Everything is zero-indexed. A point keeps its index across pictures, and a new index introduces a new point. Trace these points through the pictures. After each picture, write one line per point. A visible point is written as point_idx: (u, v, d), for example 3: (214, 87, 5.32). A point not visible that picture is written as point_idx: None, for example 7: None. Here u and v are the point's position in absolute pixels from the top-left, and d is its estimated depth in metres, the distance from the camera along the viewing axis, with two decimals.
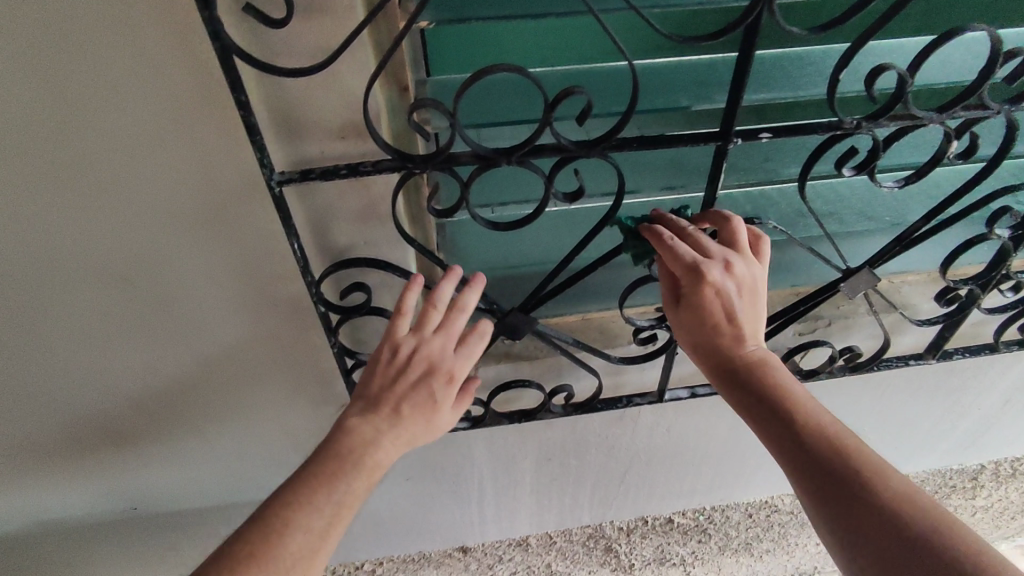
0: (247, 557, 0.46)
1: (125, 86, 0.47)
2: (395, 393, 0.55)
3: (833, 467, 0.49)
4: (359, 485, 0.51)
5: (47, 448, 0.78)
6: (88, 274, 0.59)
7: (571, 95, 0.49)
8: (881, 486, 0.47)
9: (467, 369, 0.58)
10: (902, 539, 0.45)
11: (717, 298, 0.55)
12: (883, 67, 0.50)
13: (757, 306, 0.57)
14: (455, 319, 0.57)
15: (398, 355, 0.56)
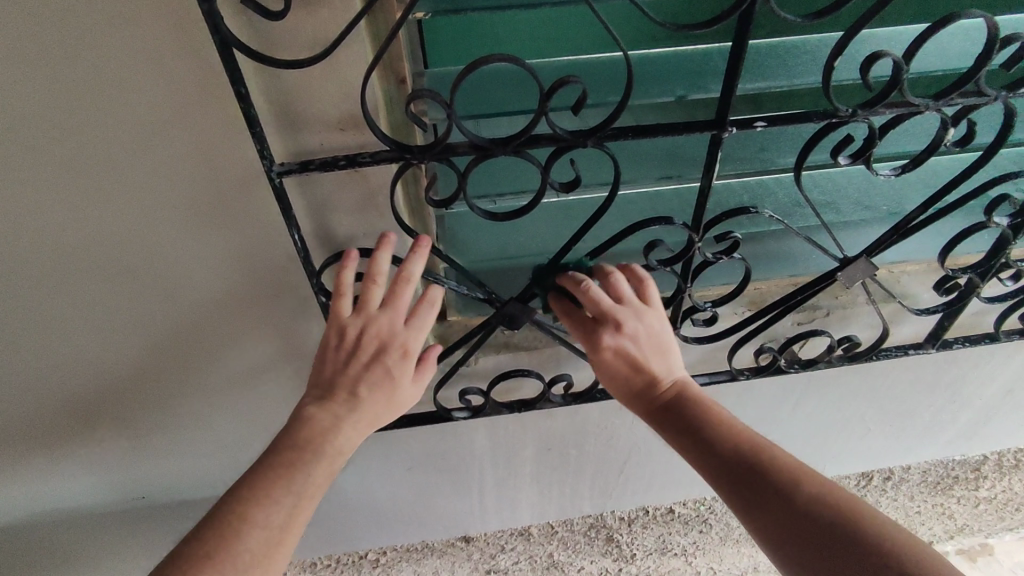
0: (212, 545, 0.50)
1: (128, 79, 0.48)
2: (349, 376, 0.58)
3: (754, 484, 0.55)
4: (319, 473, 0.55)
5: (57, 439, 0.80)
6: (94, 265, 0.60)
7: (566, 84, 0.50)
8: (797, 494, 0.54)
9: (421, 341, 0.60)
10: (821, 540, 0.51)
11: (617, 354, 0.64)
12: (878, 54, 0.50)
13: (662, 342, 0.65)
14: (400, 294, 0.58)
15: (347, 338, 0.58)
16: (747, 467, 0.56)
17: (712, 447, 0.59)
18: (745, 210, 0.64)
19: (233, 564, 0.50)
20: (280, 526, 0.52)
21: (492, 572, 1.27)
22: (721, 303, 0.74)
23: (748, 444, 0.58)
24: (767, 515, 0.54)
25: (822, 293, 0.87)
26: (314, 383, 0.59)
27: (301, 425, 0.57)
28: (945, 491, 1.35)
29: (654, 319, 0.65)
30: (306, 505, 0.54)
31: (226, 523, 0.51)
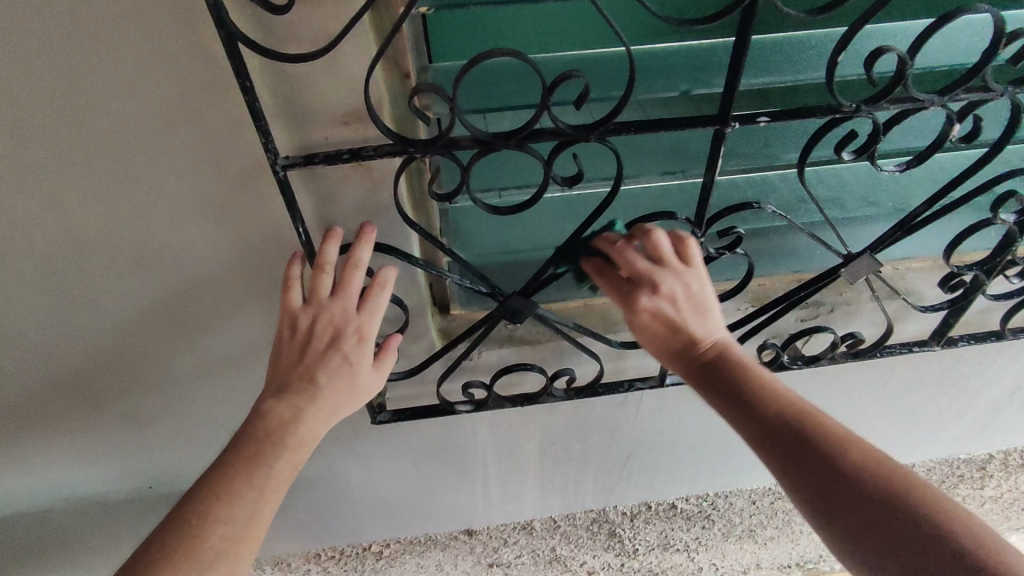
0: (182, 532, 0.51)
1: (137, 73, 0.49)
2: (305, 364, 0.58)
3: (803, 455, 0.53)
4: (281, 465, 0.56)
5: (69, 426, 0.81)
6: (103, 257, 0.61)
7: (568, 79, 0.51)
8: (843, 463, 0.52)
9: (377, 324, 0.60)
10: (872, 514, 0.50)
11: (654, 316, 0.62)
12: (882, 49, 0.50)
13: (703, 302, 0.62)
14: (347, 278, 0.58)
15: (301, 325, 0.58)
16: (798, 438, 0.54)
17: (759, 414, 0.56)
18: (748, 205, 0.64)
19: (198, 556, 0.50)
20: (243, 522, 0.52)
21: (495, 565, 1.27)
22: (725, 298, 0.74)
23: (799, 413, 0.55)
24: (817, 489, 0.52)
25: (827, 289, 0.86)
26: (277, 375, 0.59)
27: (255, 424, 0.57)
28: (951, 491, 1.34)
29: (695, 279, 0.61)
30: (269, 499, 0.54)
31: (181, 525, 0.51)
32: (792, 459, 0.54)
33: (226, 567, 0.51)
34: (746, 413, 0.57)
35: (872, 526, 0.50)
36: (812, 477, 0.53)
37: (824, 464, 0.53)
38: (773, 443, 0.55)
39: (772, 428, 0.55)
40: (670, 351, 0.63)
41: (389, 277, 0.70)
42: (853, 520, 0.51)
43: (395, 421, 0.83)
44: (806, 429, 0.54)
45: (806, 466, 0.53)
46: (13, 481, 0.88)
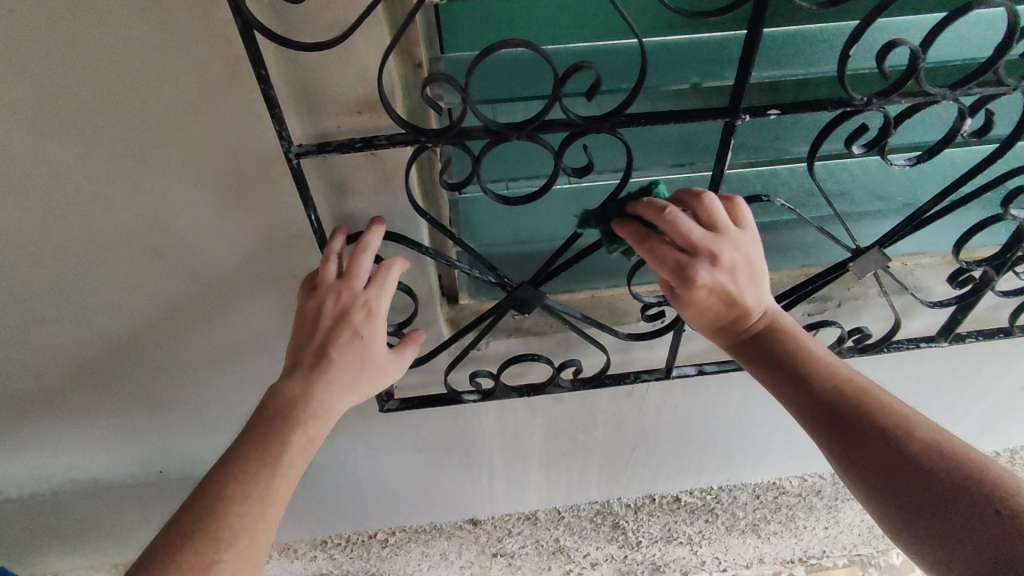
0: (209, 512, 0.52)
1: (153, 61, 0.50)
2: (315, 344, 0.59)
3: (859, 421, 0.57)
4: (294, 448, 0.57)
5: (83, 409, 0.83)
6: (119, 242, 0.62)
7: (580, 70, 0.51)
8: (896, 430, 0.55)
9: (386, 298, 0.61)
10: (929, 478, 0.53)
11: (710, 291, 0.59)
12: (893, 44, 0.50)
13: (756, 274, 0.61)
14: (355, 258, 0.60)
15: (310, 307, 0.60)
16: (855, 413, 0.57)
17: (815, 391, 0.59)
18: (758, 198, 0.65)
19: (222, 536, 0.51)
20: (260, 499, 0.53)
21: (499, 554, 1.30)
22: None
23: (852, 388, 0.58)
24: (876, 462, 0.55)
25: (834, 284, 0.86)
26: (291, 358, 0.61)
27: (267, 404, 0.58)
28: None
29: (751, 249, 0.60)
30: (284, 475, 0.56)
31: (199, 506, 0.52)
32: (851, 434, 0.57)
33: (246, 545, 0.52)
34: (804, 389, 0.59)
35: (932, 498, 0.53)
36: (872, 453, 0.56)
37: (883, 440, 0.55)
38: (831, 419, 0.58)
39: (831, 403, 0.58)
40: (723, 328, 0.64)
41: (399, 266, 0.71)
42: (913, 492, 0.54)
43: (403, 410, 0.84)
44: (862, 404, 0.57)
45: (865, 441, 0.56)
46: (28, 462, 0.90)
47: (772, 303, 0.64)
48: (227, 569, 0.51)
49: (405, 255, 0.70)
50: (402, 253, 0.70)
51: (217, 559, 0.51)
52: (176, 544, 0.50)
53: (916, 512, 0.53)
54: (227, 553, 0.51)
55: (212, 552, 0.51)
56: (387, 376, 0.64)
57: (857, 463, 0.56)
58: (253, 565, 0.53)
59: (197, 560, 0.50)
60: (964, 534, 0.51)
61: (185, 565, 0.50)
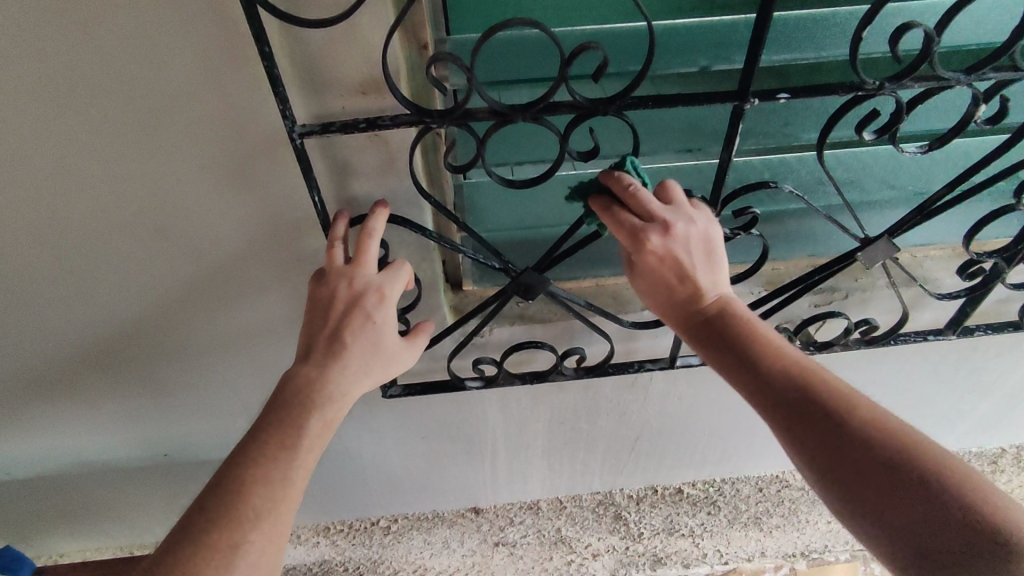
0: (230, 492, 0.52)
1: (158, 38, 0.49)
2: (328, 328, 0.59)
3: (812, 409, 0.54)
4: (312, 431, 0.57)
5: (88, 391, 0.83)
6: (124, 223, 0.62)
7: (587, 50, 0.50)
8: (848, 419, 0.53)
9: (398, 286, 0.61)
10: (882, 472, 0.50)
11: (663, 261, 0.59)
12: (907, 26, 0.49)
13: (711, 253, 0.61)
14: (364, 244, 0.60)
15: (322, 293, 0.60)
16: (810, 401, 0.54)
17: (766, 375, 0.56)
18: (765, 185, 0.64)
19: (239, 519, 0.51)
20: (282, 480, 0.54)
21: (501, 544, 1.30)
22: (738, 280, 0.74)
23: (806, 376, 0.56)
24: (835, 457, 0.52)
25: (841, 275, 0.86)
26: (304, 344, 0.61)
27: (283, 387, 0.58)
28: None
29: (707, 227, 0.60)
30: (304, 457, 0.56)
31: (225, 488, 0.52)
32: (810, 426, 0.53)
33: (271, 526, 0.52)
34: (757, 376, 0.56)
35: (894, 497, 0.50)
36: (830, 446, 0.52)
37: (842, 433, 0.52)
38: (787, 408, 0.55)
39: (786, 391, 0.55)
40: (677, 309, 0.61)
41: (403, 251, 0.71)
42: (875, 489, 0.50)
43: (406, 396, 0.84)
44: (818, 391, 0.54)
45: (824, 433, 0.53)
46: (35, 444, 0.91)
47: (728, 287, 0.62)
48: (253, 550, 0.51)
49: (409, 240, 0.69)
50: (407, 238, 0.69)
51: (244, 540, 0.51)
52: (201, 524, 0.51)
53: (877, 511, 0.50)
54: (253, 533, 0.51)
55: (236, 533, 0.51)
56: (398, 366, 0.64)
57: (816, 456, 0.53)
58: (278, 546, 0.53)
59: (224, 542, 0.50)
60: (922, 535, 0.49)
61: (211, 548, 0.50)
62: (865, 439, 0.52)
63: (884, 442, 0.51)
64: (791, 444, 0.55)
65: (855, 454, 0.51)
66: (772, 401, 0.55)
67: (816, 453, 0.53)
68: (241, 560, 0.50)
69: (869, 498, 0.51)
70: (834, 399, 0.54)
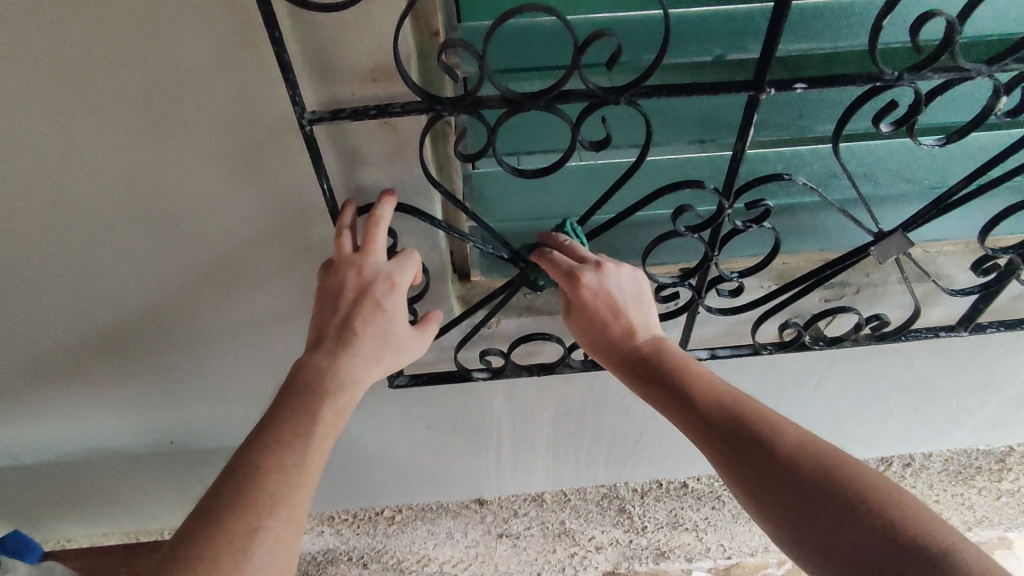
0: (244, 479, 0.52)
1: (167, 21, 0.49)
2: (338, 317, 0.59)
3: (738, 435, 0.58)
4: (325, 419, 0.57)
5: (95, 377, 0.83)
6: (132, 209, 0.62)
7: (601, 37, 0.50)
8: (771, 443, 0.57)
9: (408, 274, 0.61)
10: (805, 490, 0.54)
11: (597, 298, 0.65)
12: (929, 15, 0.48)
13: (638, 294, 0.67)
14: (372, 232, 0.59)
15: (331, 283, 0.59)
16: (737, 428, 0.59)
17: (695, 404, 0.61)
18: (778, 176, 0.63)
19: (254, 506, 0.51)
20: (296, 467, 0.54)
21: (504, 535, 1.30)
22: (749, 273, 0.73)
23: (734, 403, 0.60)
24: (765, 480, 0.56)
25: (852, 269, 0.84)
26: (313, 333, 0.60)
27: (294, 377, 0.58)
28: (967, 481, 1.32)
29: (634, 273, 0.67)
30: (319, 446, 0.56)
31: (240, 475, 0.52)
32: (737, 452, 0.58)
33: (287, 513, 0.52)
34: (686, 406, 0.61)
35: (824, 515, 0.53)
36: (759, 471, 0.57)
37: (769, 456, 0.56)
38: (715, 437, 0.59)
39: (714, 421, 0.60)
40: (613, 348, 0.66)
41: (412, 240, 0.70)
42: (804, 508, 0.54)
43: (411, 386, 0.84)
44: (743, 416, 0.59)
45: (752, 458, 0.57)
46: (43, 430, 0.91)
47: (658, 326, 0.68)
48: (269, 536, 0.51)
49: (417, 229, 0.69)
50: (415, 228, 0.69)
51: (259, 526, 0.51)
52: (217, 511, 0.51)
53: (806, 529, 0.54)
54: (269, 520, 0.51)
55: (253, 519, 0.51)
56: (407, 355, 0.64)
57: (748, 480, 0.57)
58: (295, 533, 0.53)
59: (240, 526, 0.50)
60: (855, 550, 0.51)
61: (227, 534, 0.50)
62: (790, 461, 0.56)
63: (807, 462, 0.55)
64: (725, 470, 0.59)
65: (778, 473, 0.56)
66: (703, 431, 0.60)
67: (748, 478, 0.57)
68: (259, 547, 0.51)
69: (800, 517, 0.54)
70: (759, 425, 0.58)
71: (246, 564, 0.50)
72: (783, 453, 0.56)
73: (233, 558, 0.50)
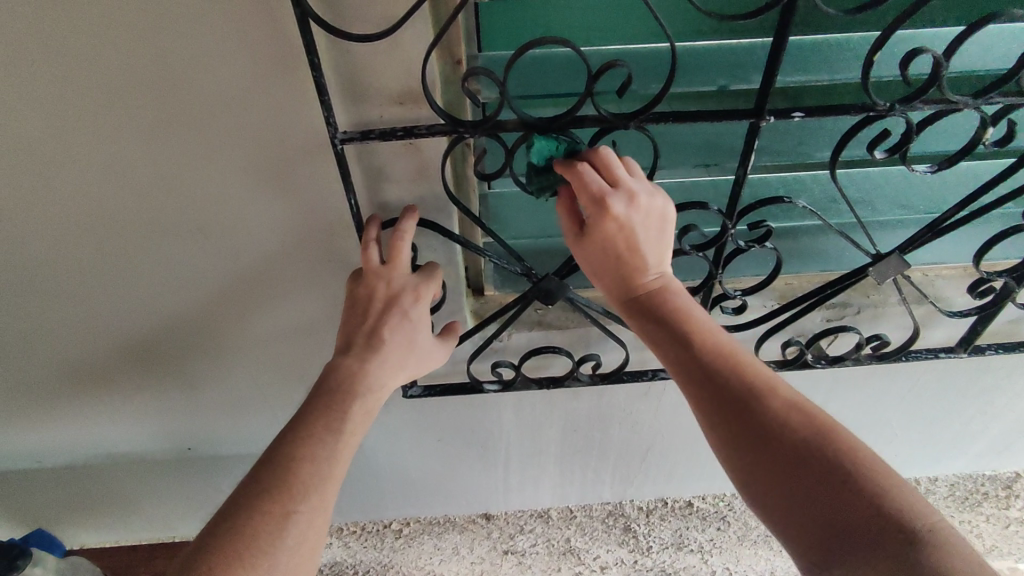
0: (280, 466, 0.55)
1: (214, 47, 0.53)
2: (368, 324, 0.63)
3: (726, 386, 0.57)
4: (355, 414, 0.60)
5: (121, 381, 0.87)
6: (170, 221, 0.66)
7: (612, 68, 0.54)
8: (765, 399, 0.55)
9: (433, 287, 0.67)
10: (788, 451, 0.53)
11: (621, 228, 0.59)
12: (917, 51, 0.52)
13: (661, 232, 0.62)
14: (401, 249, 0.64)
15: (361, 292, 0.64)
16: (730, 380, 0.57)
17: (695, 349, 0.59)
18: (779, 200, 0.66)
19: (289, 491, 0.54)
20: (329, 457, 0.57)
21: (509, 553, 1.28)
22: (751, 292, 0.77)
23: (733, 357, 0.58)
24: (754, 447, 0.54)
25: (852, 291, 0.87)
26: (342, 339, 0.64)
27: (325, 377, 0.62)
28: (974, 508, 1.29)
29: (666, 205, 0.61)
30: (348, 440, 0.59)
31: (276, 464, 0.55)
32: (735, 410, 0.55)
33: (318, 499, 0.55)
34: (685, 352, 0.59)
35: (814, 491, 0.51)
36: (751, 428, 0.54)
37: (759, 422, 0.54)
38: (711, 390, 0.57)
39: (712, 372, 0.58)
40: (618, 281, 0.63)
41: (431, 254, 0.74)
42: (787, 479, 0.52)
43: (425, 397, 0.87)
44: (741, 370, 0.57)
45: (744, 421, 0.55)
46: (68, 433, 0.94)
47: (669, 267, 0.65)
48: (302, 519, 0.54)
49: (436, 243, 0.73)
50: (434, 242, 0.73)
51: (294, 509, 0.54)
52: (255, 494, 0.54)
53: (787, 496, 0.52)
54: (302, 504, 0.54)
55: (288, 502, 0.54)
56: (429, 364, 0.69)
57: (733, 441, 0.55)
58: (325, 519, 0.56)
59: (278, 510, 0.53)
60: (829, 530, 0.50)
61: (265, 516, 0.53)
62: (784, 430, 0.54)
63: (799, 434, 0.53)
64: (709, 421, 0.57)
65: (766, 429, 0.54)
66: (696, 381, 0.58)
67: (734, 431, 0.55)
68: (293, 530, 0.53)
69: (774, 479, 0.53)
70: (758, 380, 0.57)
71: (282, 547, 0.52)
72: (778, 424, 0.54)
73: (272, 538, 0.52)
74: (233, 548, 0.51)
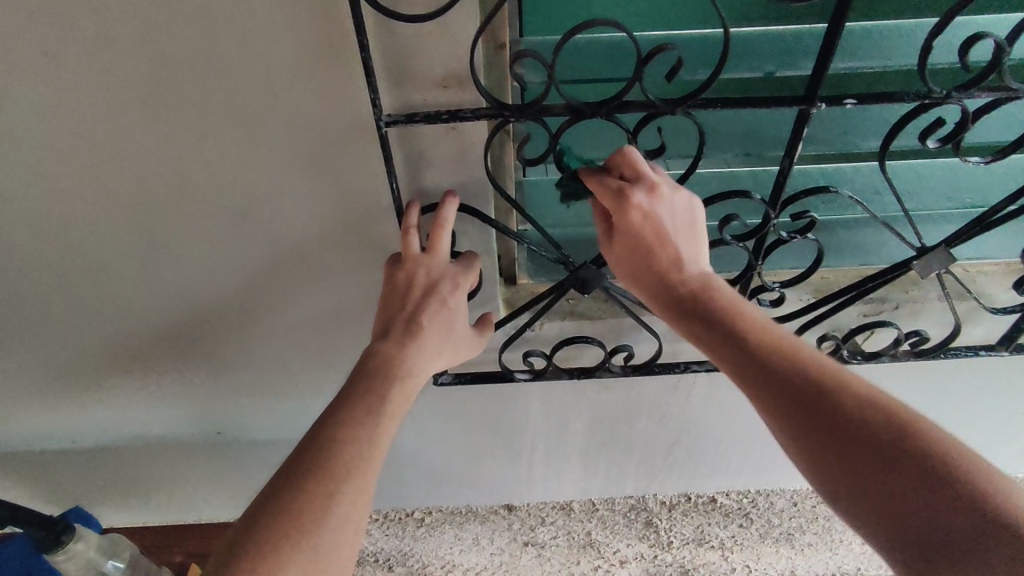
0: (323, 448, 0.57)
1: (260, 28, 0.53)
2: (406, 312, 0.65)
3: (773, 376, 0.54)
4: (397, 398, 0.62)
5: (154, 363, 0.87)
6: (210, 204, 0.66)
7: (663, 51, 0.53)
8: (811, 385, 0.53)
9: (471, 277, 0.68)
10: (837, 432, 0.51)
11: (646, 223, 0.59)
12: (979, 36, 0.50)
13: (695, 221, 0.61)
14: (439, 239, 0.65)
15: (400, 279, 0.65)
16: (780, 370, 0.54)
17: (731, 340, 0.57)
18: (826, 189, 0.65)
19: (332, 473, 0.56)
20: (369, 440, 0.58)
21: (530, 544, 1.28)
22: (790, 285, 0.76)
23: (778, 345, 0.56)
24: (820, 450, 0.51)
25: (890, 286, 0.86)
26: (382, 324, 0.66)
27: (367, 362, 0.63)
28: None
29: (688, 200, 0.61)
30: (388, 423, 0.60)
31: (320, 445, 0.57)
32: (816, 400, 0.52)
33: (360, 480, 0.56)
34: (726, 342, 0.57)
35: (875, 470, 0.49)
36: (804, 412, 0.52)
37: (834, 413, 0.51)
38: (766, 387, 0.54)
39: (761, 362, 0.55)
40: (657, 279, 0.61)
41: (468, 241, 0.74)
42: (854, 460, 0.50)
43: (455, 384, 0.87)
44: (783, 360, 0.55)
45: (838, 411, 0.51)
46: (101, 414, 0.95)
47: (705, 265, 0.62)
48: (345, 501, 0.55)
49: (473, 230, 0.72)
50: (472, 229, 0.72)
51: (337, 490, 0.55)
52: (300, 474, 0.56)
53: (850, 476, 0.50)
54: (345, 486, 0.55)
55: (331, 483, 0.55)
56: (465, 354, 0.70)
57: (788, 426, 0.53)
58: (365, 501, 0.57)
59: (321, 491, 0.55)
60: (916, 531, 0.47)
61: (310, 495, 0.54)
62: (876, 404, 0.52)
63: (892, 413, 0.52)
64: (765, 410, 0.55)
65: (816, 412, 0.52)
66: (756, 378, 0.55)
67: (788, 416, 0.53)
68: (336, 510, 0.55)
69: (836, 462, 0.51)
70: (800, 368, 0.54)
71: (326, 528, 0.54)
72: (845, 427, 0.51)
73: (315, 517, 0.54)
74: (281, 526, 0.53)
